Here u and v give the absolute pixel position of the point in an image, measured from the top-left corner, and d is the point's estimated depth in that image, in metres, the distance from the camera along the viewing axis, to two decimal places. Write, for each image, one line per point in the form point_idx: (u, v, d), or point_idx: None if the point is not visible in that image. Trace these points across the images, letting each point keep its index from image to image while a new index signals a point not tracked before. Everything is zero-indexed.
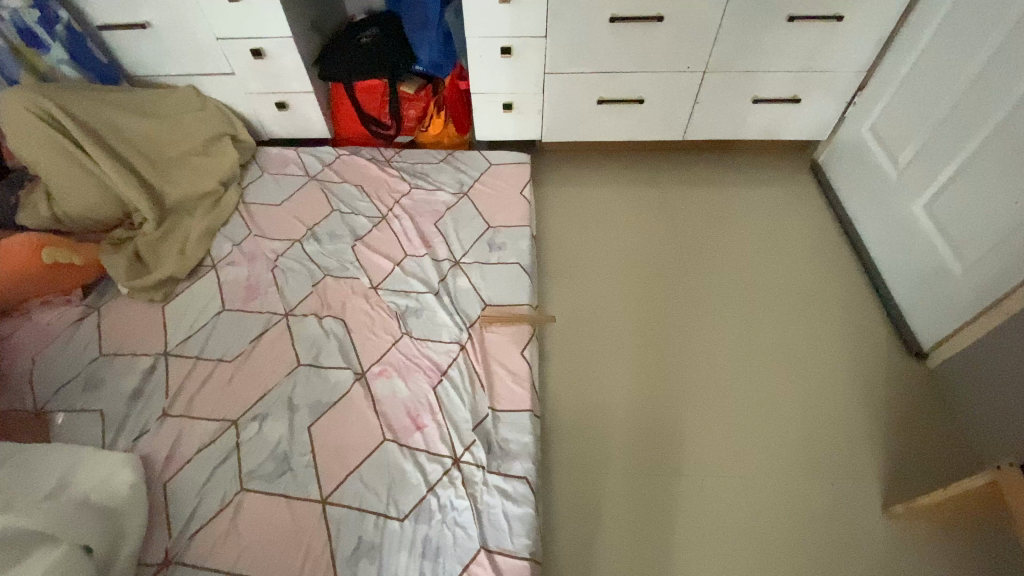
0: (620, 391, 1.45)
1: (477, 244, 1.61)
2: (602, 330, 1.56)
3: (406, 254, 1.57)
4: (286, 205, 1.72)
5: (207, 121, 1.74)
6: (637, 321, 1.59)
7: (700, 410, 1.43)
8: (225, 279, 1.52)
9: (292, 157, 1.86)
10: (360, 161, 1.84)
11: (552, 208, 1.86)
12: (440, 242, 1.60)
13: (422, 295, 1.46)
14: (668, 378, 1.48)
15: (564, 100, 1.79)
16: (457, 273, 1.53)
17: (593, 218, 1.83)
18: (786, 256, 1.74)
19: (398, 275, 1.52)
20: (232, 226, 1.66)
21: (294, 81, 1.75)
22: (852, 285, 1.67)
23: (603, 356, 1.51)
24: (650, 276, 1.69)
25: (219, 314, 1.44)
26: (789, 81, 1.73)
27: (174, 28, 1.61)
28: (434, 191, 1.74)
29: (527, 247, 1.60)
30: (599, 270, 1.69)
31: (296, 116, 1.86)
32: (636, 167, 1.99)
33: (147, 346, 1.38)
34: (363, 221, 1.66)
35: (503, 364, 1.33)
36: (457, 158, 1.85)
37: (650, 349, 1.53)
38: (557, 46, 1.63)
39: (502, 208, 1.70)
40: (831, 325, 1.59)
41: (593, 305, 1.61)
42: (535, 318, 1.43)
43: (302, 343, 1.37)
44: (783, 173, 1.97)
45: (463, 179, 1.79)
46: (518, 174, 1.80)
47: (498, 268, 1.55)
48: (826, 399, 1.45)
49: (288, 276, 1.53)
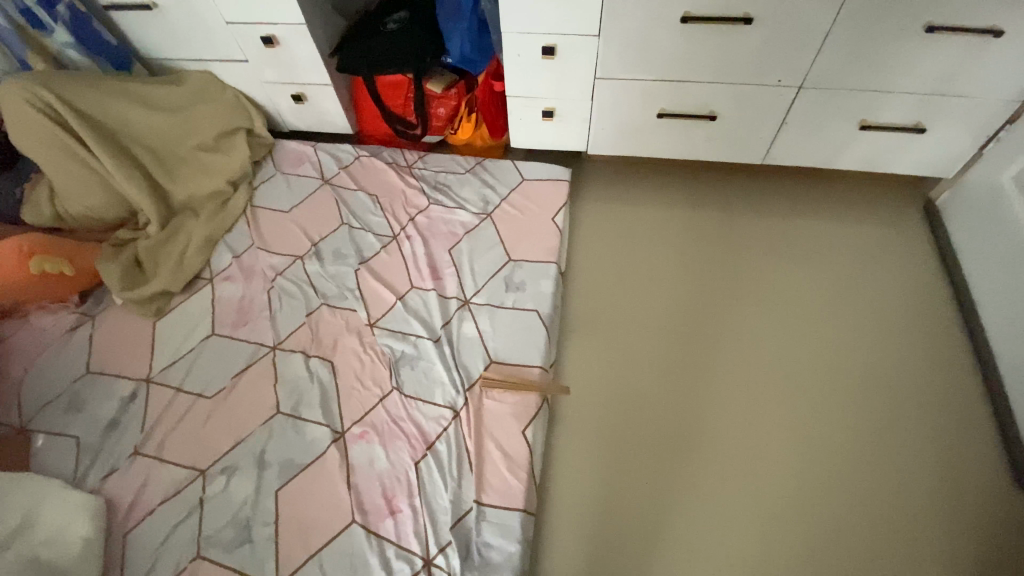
0: (634, 483, 1.25)
1: (493, 280, 1.40)
2: (626, 403, 1.35)
3: (412, 286, 1.39)
4: (294, 212, 1.58)
5: (222, 114, 1.62)
6: (671, 395, 1.37)
7: (729, 519, 1.21)
8: (219, 297, 1.42)
9: (310, 155, 1.71)
10: (379, 165, 1.65)
11: (589, 242, 1.62)
12: (451, 275, 1.41)
13: (421, 341, 1.29)
14: (694, 474, 1.26)
15: (616, 111, 1.49)
16: (464, 316, 1.34)
17: (635, 257, 1.59)
18: (866, 329, 1.45)
19: (398, 312, 1.34)
20: (236, 233, 1.54)
21: (310, 73, 1.58)
22: (951, 380, 1.36)
23: (621, 436, 1.31)
24: (694, 339, 1.45)
25: (207, 339, 1.35)
26: (912, 105, 1.34)
27: (182, 9, 1.45)
28: (453, 208, 1.53)
29: (548, 291, 1.37)
30: (635, 328, 1.47)
31: (314, 108, 1.69)
32: (694, 196, 1.71)
33: (132, 368, 1.31)
34: (371, 239, 1.49)
35: (499, 441, 1.16)
36: (486, 168, 1.62)
37: (680, 434, 1.31)
38: (611, 49, 1.33)
39: (527, 237, 1.46)
40: (914, 428, 1.30)
41: (619, 367, 1.40)
42: (545, 387, 1.22)
43: (285, 385, 1.25)
44: (877, 218, 1.63)
45: (488, 195, 1.56)
46: (552, 196, 1.54)
47: (512, 315, 1.34)
48: (893, 529, 1.19)
49: (283, 301, 1.39)
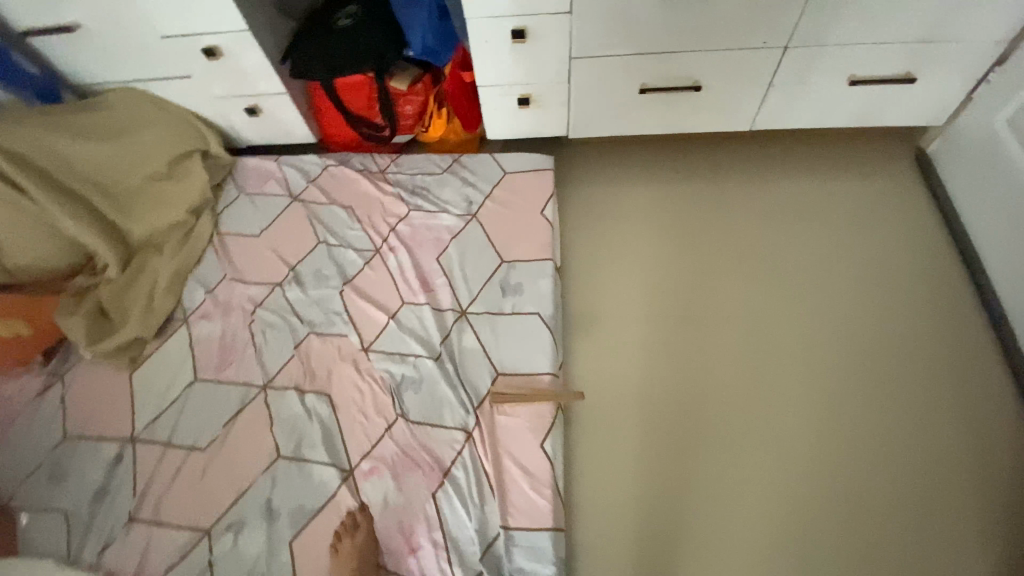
0: (659, 480, 1.22)
1: (489, 286, 1.32)
2: (641, 397, 1.31)
3: (403, 302, 1.31)
4: (266, 235, 1.48)
5: (173, 138, 1.49)
6: (685, 382, 1.33)
7: (759, 504, 1.19)
8: (197, 338, 1.32)
9: (274, 171, 1.60)
10: (350, 173, 1.55)
11: (581, 231, 1.55)
12: (443, 285, 1.33)
13: (421, 361, 1.22)
14: (718, 463, 1.23)
15: (596, 91, 1.41)
16: (462, 328, 1.27)
17: (630, 241, 1.53)
18: (872, 288, 1.42)
19: (392, 332, 1.26)
20: (206, 266, 1.44)
21: (262, 82, 1.46)
22: (962, 331, 1.35)
23: (640, 431, 1.27)
24: (702, 320, 1.41)
25: (191, 386, 1.25)
26: (902, 55, 1.29)
27: (110, 28, 1.32)
28: (435, 212, 1.44)
29: (548, 290, 1.31)
30: (640, 316, 1.42)
31: (271, 120, 1.58)
32: (682, 169, 1.65)
33: (113, 427, 1.22)
34: (352, 256, 1.40)
35: (517, 459, 1.11)
36: (464, 165, 1.53)
37: (699, 422, 1.28)
38: (585, 26, 1.24)
39: (518, 235, 1.39)
40: (932, 387, 1.29)
41: (629, 359, 1.36)
42: (559, 394, 1.17)
43: (282, 426, 1.17)
44: (868, 172, 1.60)
45: (470, 193, 1.47)
46: (538, 187, 1.46)
47: (513, 320, 1.27)
48: (923, 494, 1.18)
49: (266, 334, 1.30)
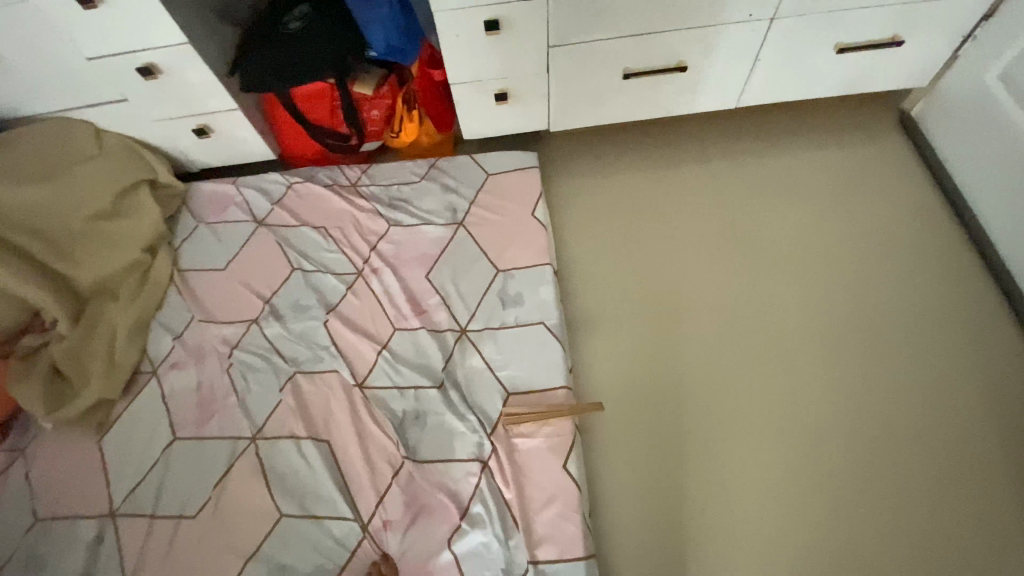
0: (685, 483, 1.17)
1: (486, 300, 1.24)
2: (656, 397, 1.26)
3: (395, 328, 1.21)
4: (233, 268, 1.35)
5: (115, 170, 1.33)
6: (701, 376, 1.27)
7: (791, 496, 1.15)
8: (171, 392, 1.20)
9: (234, 195, 1.47)
10: (318, 191, 1.43)
11: (574, 228, 1.48)
12: (438, 305, 1.24)
13: (422, 391, 1.13)
14: (743, 458, 1.19)
15: (578, 80, 1.32)
16: (465, 349, 1.18)
17: (626, 233, 1.47)
18: (875, 258, 1.40)
19: (387, 362, 1.17)
20: (170, 309, 1.31)
21: (209, 99, 1.34)
22: (969, 293, 1.33)
23: (659, 434, 1.22)
24: (710, 309, 1.35)
25: (170, 447, 1.14)
26: (888, 18, 1.25)
27: (30, 54, 1.21)
28: (417, 225, 1.34)
29: (550, 297, 1.23)
30: (646, 313, 1.35)
31: (224, 140, 1.45)
32: (669, 152, 1.59)
33: (90, 502, 1.10)
34: (332, 281, 1.28)
35: (539, 484, 1.04)
36: (442, 170, 1.43)
37: (720, 416, 1.23)
38: (566, 11, 1.15)
39: (510, 243, 1.31)
40: (946, 355, 1.27)
41: (641, 357, 1.30)
42: (577, 408, 1.10)
43: (279, 480, 1.08)
44: (856, 139, 1.57)
45: (453, 201, 1.37)
46: (525, 189, 1.38)
47: (518, 333, 1.20)
48: (953, 463, 1.16)
49: (249, 378, 1.19)
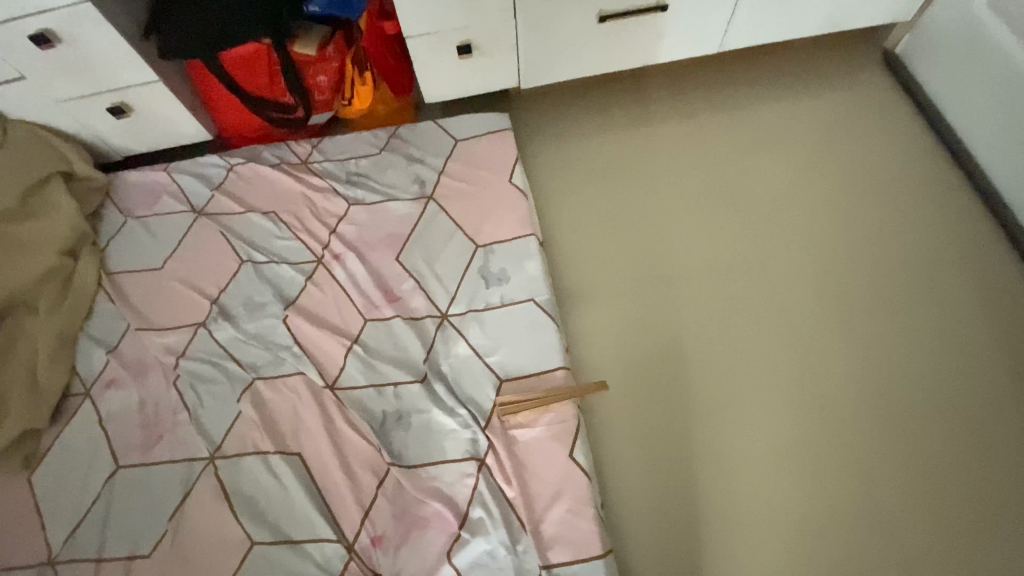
0: (701, 459, 1.08)
1: (467, 279, 1.11)
2: (661, 371, 1.16)
3: (366, 319, 1.07)
4: (172, 266, 1.17)
5: (19, 162, 1.13)
6: (706, 342, 1.18)
7: (812, 462, 1.07)
8: (110, 414, 1.03)
9: (166, 183, 1.29)
10: (264, 171, 1.25)
11: (556, 195, 1.36)
12: (412, 290, 1.10)
13: (404, 387, 1.00)
14: (759, 426, 1.11)
15: (550, 26, 1.19)
16: (447, 336, 1.05)
17: (613, 196, 1.35)
18: (873, 203, 1.33)
19: (360, 358, 1.03)
20: (101, 318, 1.13)
21: (125, 71, 1.16)
22: (970, 232, 1.28)
23: (668, 409, 1.12)
24: (709, 271, 1.25)
25: (114, 478, 0.98)
26: None
27: None
28: (382, 202, 1.19)
29: (538, 270, 1.11)
30: (642, 279, 1.25)
31: (148, 120, 1.27)
32: (650, 106, 1.48)
33: (21, 551, 0.93)
34: (289, 272, 1.13)
35: (544, 479, 0.93)
36: (405, 139, 1.28)
37: (730, 383, 1.14)
38: None
39: (489, 214, 1.17)
40: (954, 298, 1.21)
41: (640, 328, 1.20)
42: (578, 390, 0.99)
43: (247, 505, 0.93)
44: (842, 81, 1.50)
45: (420, 172, 1.23)
46: (499, 154, 1.24)
47: (506, 313, 1.07)
48: (973, 409, 1.11)
49: (200, 390, 1.03)
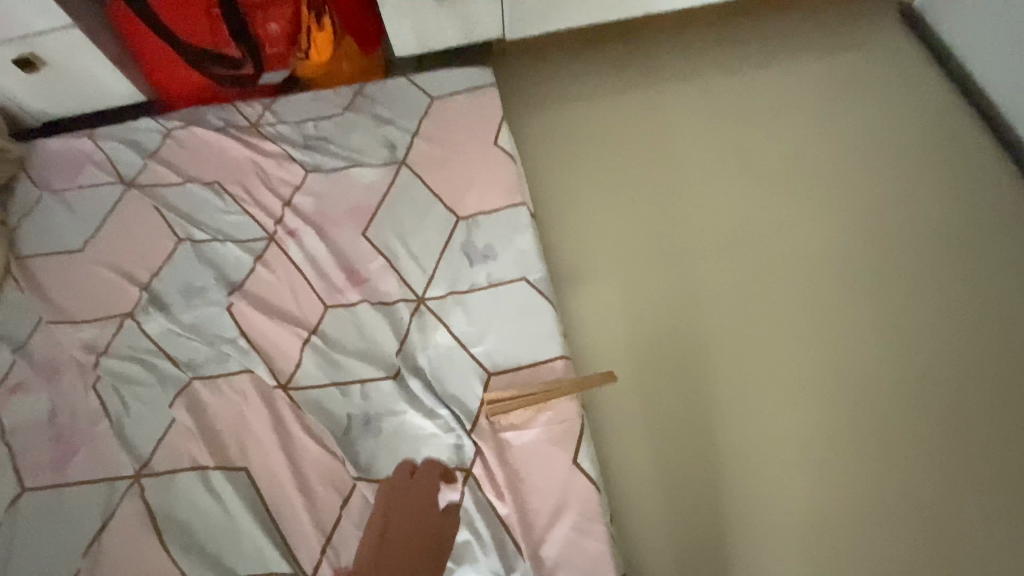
0: (724, 458, 0.94)
1: (447, 257, 0.95)
2: (673, 358, 1.01)
3: (326, 305, 0.90)
4: (95, 248, 0.99)
5: None
6: (722, 325, 1.03)
7: (848, 459, 0.94)
8: (16, 425, 0.85)
9: (89, 151, 1.09)
10: (206, 135, 1.07)
11: (547, 164, 1.20)
12: (382, 270, 0.93)
13: (372, 385, 0.84)
14: (786, 418, 0.97)
15: None
16: (424, 323, 0.89)
17: (611, 163, 1.20)
18: (900, 166, 1.19)
19: (320, 351, 0.86)
20: (8, 311, 0.94)
21: (31, 14, 0.96)
22: (1009, 195, 1.15)
23: (683, 402, 0.97)
24: (722, 244, 1.11)
25: (18, 505, 0.80)
26: None
27: None
28: (345, 168, 1.02)
29: (529, 244, 0.95)
30: (647, 255, 1.10)
31: (67, 78, 1.07)
32: (649, 64, 1.32)
33: None
34: (234, 251, 0.95)
35: (542, 492, 0.78)
36: (372, 98, 1.10)
37: (751, 372, 1.00)
38: None
39: (471, 182, 1.01)
40: (997, 268, 1.08)
41: (647, 311, 1.05)
42: (580, 384, 0.84)
43: (180, 535, 0.76)
44: (859, 36, 1.36)
45: (390, 135, 1.05)
46: (481, 113, 1.08)
47: (493, 295, 0.91)
48: None
49: (125, 395, 0.85)
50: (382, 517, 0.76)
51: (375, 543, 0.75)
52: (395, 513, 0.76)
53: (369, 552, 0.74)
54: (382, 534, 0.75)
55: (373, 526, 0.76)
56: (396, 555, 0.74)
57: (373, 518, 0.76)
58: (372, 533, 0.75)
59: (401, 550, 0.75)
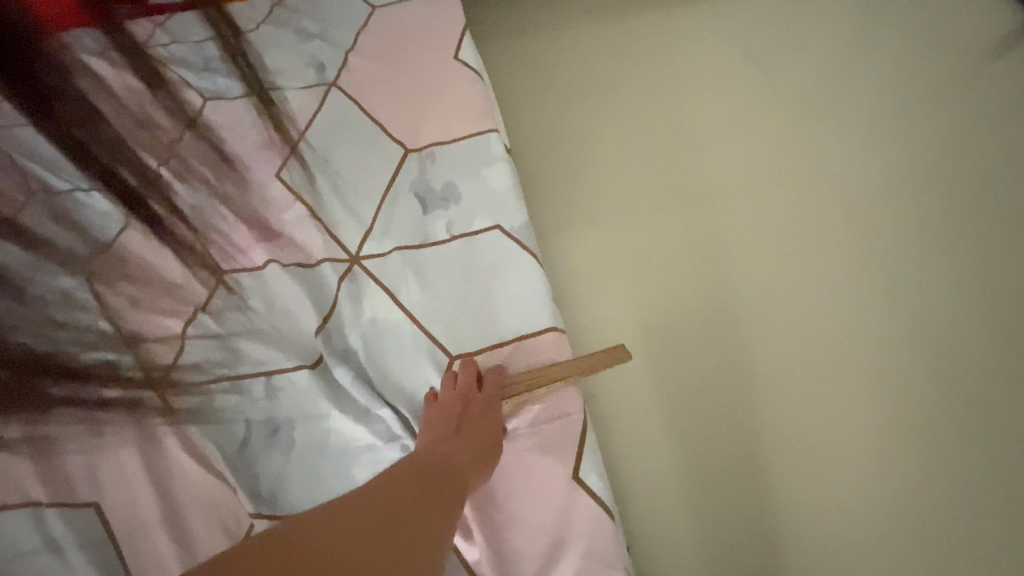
0: (772, 461, 0.71)
1: (392, 201, 0.70)
2: (697, 330, 0.77)
3: (223, 270, 0.66)
4: None
5: None
6: (758, 281, 0.79)
7: (947, 450, 0.69)
8: None
9: None
10: None
11: (526, 96, 0.96)
12: (302, 221, 0.69)
13: (282, 379, 0.60)
14: (858, 400, 0.72)
15: None
16: (359, 291, 0.64)
17: (605, 90, 0.95)
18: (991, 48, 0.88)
19: (210, 332, 0.62)
20: None
21: None
22: None
23: (715, 387, 0.74)
24: (757, 181, 0.86)
25: None
26: None
27: None
28: (256, 96, 0.77)
29: (501, 184, 0.71)
30: (659, 200, 0.86)
31: None
32: None
33: None
34: (104, 204, 0.70)
35: (529, 522, 0.54)
36: (294, 9, 0.85)
37: (801, 340, 0.75)
38: None
39: (421, 105, 0.76)
40: None
41: (659, 270, 0.81)
42: (572, 366, 0.59)
43: None
44: None
45: (317, 52, 0.81)
46: (433, 21, 0.83)
47: (454, 250, 0.67)
48: None
49: None
50: (456, 406, 0.55)
51: (452, 434, 0.52)
52: (472, 400, 0.55)
53: (446, 442, 0.51)
54: (458, 423, 0.53)
55: (441, 420, 0.54)
56: (481, 445, 0.53)
57: (444, 410, 0.55)
58: (443, 424, 0.53)
59: (485, 439, 0.53)
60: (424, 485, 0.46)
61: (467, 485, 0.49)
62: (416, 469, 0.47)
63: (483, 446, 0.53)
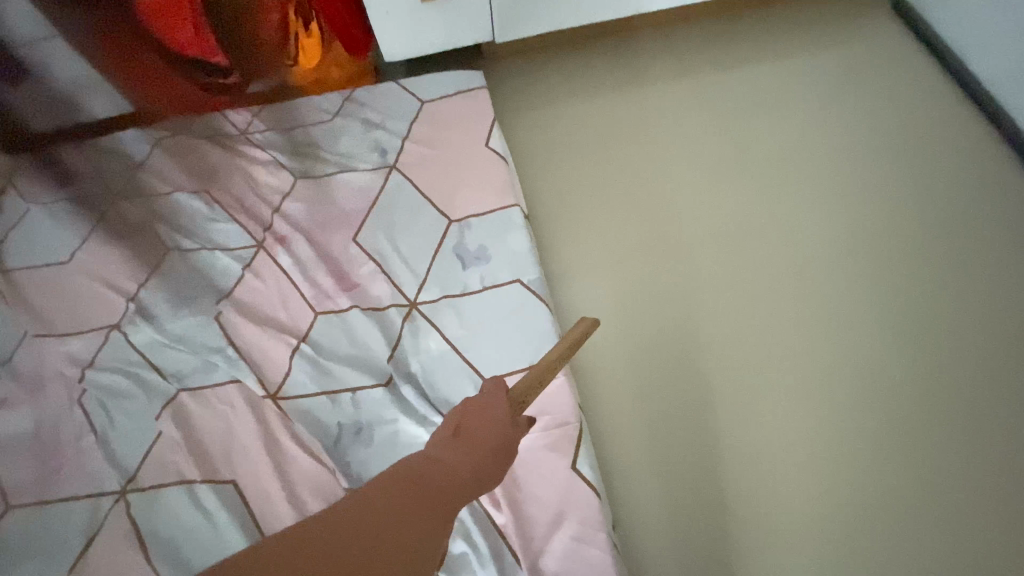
0: (730, 462, 0.91)
1: (439, 260, 0.93)
2: (673, 359, 0.98)
3: (316, 312, 0.88)
4: (84, 257, 0.94)
5: None
6: (719, 321, 1.01)
7: (858, 455, 0.90)
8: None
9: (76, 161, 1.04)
10: (196, 143, 1.05)
11: (537, 165, 1.19)
12: (373, 275, 0.92)
13: (363, 394, 0.82)
14: (792, 417, 0.93)
15: None
16: (418, 328, 0.87)
17: (601, 163, 1.19)
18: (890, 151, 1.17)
19: (308, 360, 0.85)
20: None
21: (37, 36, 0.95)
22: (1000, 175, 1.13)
23: (686, 404, 0.95)
24: (722, 240, 1.09)
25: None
26: None
27: None
28: (334, 175, 1.01)
29: (522, 247, 0.93)
30: (643, 253, 1.08)
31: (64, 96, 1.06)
32: (634, 61, 1.31)
33: None
34: (223, 259, 0.93)
35: (540, 497, 0.76)
36: (362, 103, 1.09)
37: (751, 369, 0.97)
38: None
39: (460, 183, 0.99)
40: (994, 249, 1.05)
41: (643, 311, 1.02)
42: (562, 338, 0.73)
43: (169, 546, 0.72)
44: (841, 26, 1.35)
45: (380, 139, 1.05)
46: (471, 114, 1.06)
47: (487, 299, 0.89)
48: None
49: (109, 407, 0.81)
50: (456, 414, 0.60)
51: (450, 440, 0.58)
52: (470, 410, 0.61)
53: (444, 450, 0.57)
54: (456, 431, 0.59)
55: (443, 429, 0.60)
56: (479, 450, 0.57)
57: (447, 417, 0.61)
58: (445, 430, 0.59)
59: (483, 443, 0.58)
60: (416, 496, 0.52)
61: (455, 497, 0.54)
62: (409, 480, 0.53)
63: (483, 451, 0.58)
